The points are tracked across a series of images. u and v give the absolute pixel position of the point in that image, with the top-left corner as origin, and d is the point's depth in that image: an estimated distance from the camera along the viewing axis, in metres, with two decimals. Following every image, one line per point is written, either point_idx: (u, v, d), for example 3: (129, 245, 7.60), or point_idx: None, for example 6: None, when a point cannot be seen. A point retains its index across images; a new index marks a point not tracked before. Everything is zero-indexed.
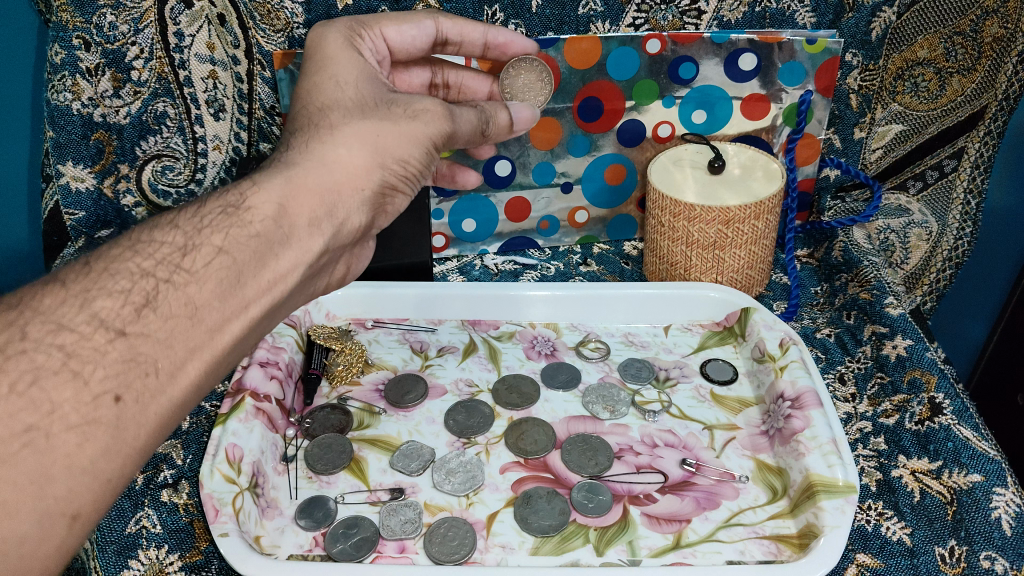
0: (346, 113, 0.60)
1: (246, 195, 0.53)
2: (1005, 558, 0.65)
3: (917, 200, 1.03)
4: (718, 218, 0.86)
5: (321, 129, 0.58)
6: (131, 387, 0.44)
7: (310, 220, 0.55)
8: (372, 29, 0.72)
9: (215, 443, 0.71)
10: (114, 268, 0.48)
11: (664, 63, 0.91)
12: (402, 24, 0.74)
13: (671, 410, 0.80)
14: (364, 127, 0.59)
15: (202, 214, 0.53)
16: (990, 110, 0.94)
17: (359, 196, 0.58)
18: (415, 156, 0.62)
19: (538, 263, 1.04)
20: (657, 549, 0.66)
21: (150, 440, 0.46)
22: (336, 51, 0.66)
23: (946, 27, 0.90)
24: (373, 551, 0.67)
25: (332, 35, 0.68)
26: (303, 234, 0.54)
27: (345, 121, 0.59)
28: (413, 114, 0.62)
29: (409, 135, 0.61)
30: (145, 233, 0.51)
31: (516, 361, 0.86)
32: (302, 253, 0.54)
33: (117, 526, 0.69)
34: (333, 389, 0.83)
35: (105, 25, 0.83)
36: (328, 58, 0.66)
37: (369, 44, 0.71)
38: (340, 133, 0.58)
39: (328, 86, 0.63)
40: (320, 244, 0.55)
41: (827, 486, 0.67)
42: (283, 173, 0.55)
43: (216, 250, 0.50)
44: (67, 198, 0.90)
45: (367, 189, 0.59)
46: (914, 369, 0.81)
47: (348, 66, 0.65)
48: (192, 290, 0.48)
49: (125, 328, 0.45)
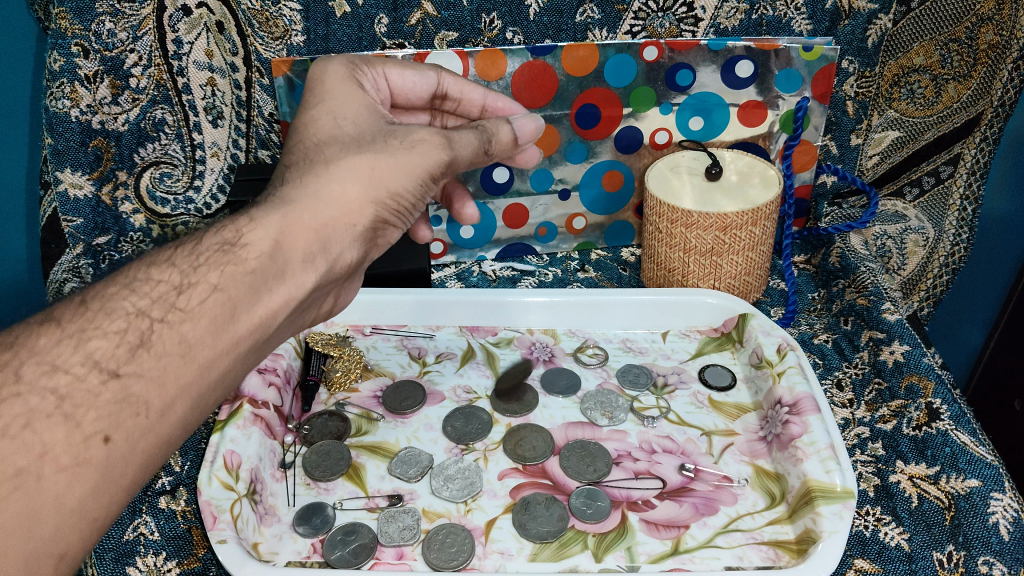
0: (342, 147, 0.60)
1: (242, 230, 0.53)
2: (1004, 563, 0.65)
3: (913, 206, 1.04)
4: (715, 224, 0.86)
5: (317, 164, 0.59)
6: (122, 425, 0.44)
7: (304, 255, 0.55)
8: (375, 67, 0.71)
9: (214, 449, 0.71)
10: (112, 306, 0.48)
11: (661, 70, 0.92)
12: (406, 69, 0.73)
13: (669, 416, 0.80)
14: (359, 160, 0.59)
15: (199, 250, 0.53)
16: (986, 116, 0.95)
17: (351, 231, 0.58)
18: (409, 188, 0.62)
19: (536, 269, 1.04)
20: (655, 556, 0.66)
21: (138, 475, 0.46)
22: (340, 89, 0.66)
23: (941, 35, 0.91)
24: (371, 557, 0.67)
25: (334, 66, 0.69)
26: (298, 269, 0.54)
27: (341, 155, 0.60)
28: (410, 144, 0.62)
29: (404, 165, 0.61)
30: (143, 270, 0.51)
31: (514, 368, 0.86)
32: (296, 289, 0.54)
33: (114, 533, 0.69)
34: (332, 395, 0.83)
35: (104, 32, 0.83)
36: (328, 91, 0.67)
37: (371, 80, 0.71)
38: (336, 167, 0.59)
39: (325, 120, 0.64)
40: (313, 280, 0.55)
41: (825, 491, 0.67)
42: (280, 209, 0.55)
43: (211, 287, 0.50)
44: (66, 205, 0.90)
45: (368, 227, 0.60)
46: (911, 375, 0.81)
47: (357, 107, 0.65)
48: (187, 327, 0.48)
49: (119, 369, 0.45)
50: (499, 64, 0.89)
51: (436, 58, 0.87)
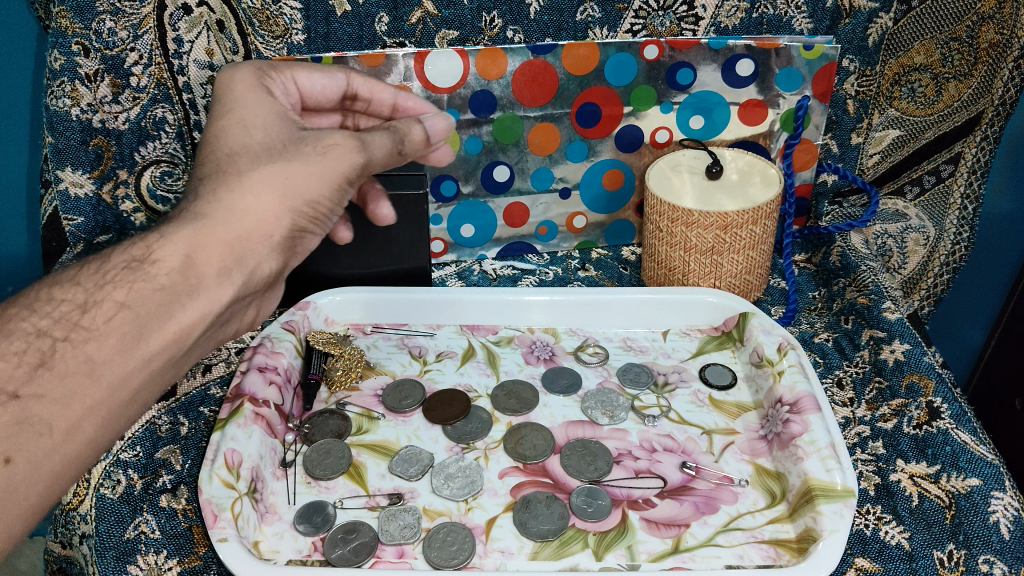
0: (254, 158, 0.57)
1: (152, 247, 0.53)
2: (1004, 562, 0.66)
3: (913, 205, 1.04)
4: (716, 223, 0.86)
5: (229, 175, 0.56)
6: (23, 447, 0.46)
7: (220, 270, 0.54)
8: (283, 72, 0.68)
9: (215, 448, 0.71)
10: (10, 328, 0.49)
11: (662, 69, 0.92)
12: (314, 72, 0.70)
13: (670, 415, 0.80)
14: (273, 170, 0.56)
15: (106, 269, 0.53)
16: (988, 115, 0.94)
17: (269, 242, 0.56)
18: (328, 195, 0.58)
19: (537, 267, 1.04)
20: (656, 554, 0.66)
21: (43, 496, 0.49)
22: (244, 92, 0.62)
23: (942, 33, 0.91)
24: (373, 556, 0.67)
25: (240, 74, 0.64)
26: (213, 284, 0.54)
27: (253, 167, 0.56)
28: (323, 150, 0.58)
29: (320, 173, 0.57)
30: (45, 290, 0.52)
31: (515, 367, 0.86)
32: (210, 304, 0.54)
33: (115, 531, 0.69)
34: (333, 394, 0.83)
35: (104, 31, 0.83)
36: (233, 100, 0.62)
37: (280, 86, 0.67)
38: (247, 179, 0.55)
39: (233, 130, 0.59)
40: (230, 294, 0.55)
41: (825, 490, 0.67)
42: (192, 224, 0.54)
43: (118, 305, 0.51)
44: (66, 203, 0.89)
45: (286, 237, 0.58)
46: (911, 374, 0.81)
47: (268, 114, 0.61)
48: (91, 347, 0.49)
49: (18, 391, 0.47)
50: (499, 63, 0.89)
51: (437, 57, 0.88)
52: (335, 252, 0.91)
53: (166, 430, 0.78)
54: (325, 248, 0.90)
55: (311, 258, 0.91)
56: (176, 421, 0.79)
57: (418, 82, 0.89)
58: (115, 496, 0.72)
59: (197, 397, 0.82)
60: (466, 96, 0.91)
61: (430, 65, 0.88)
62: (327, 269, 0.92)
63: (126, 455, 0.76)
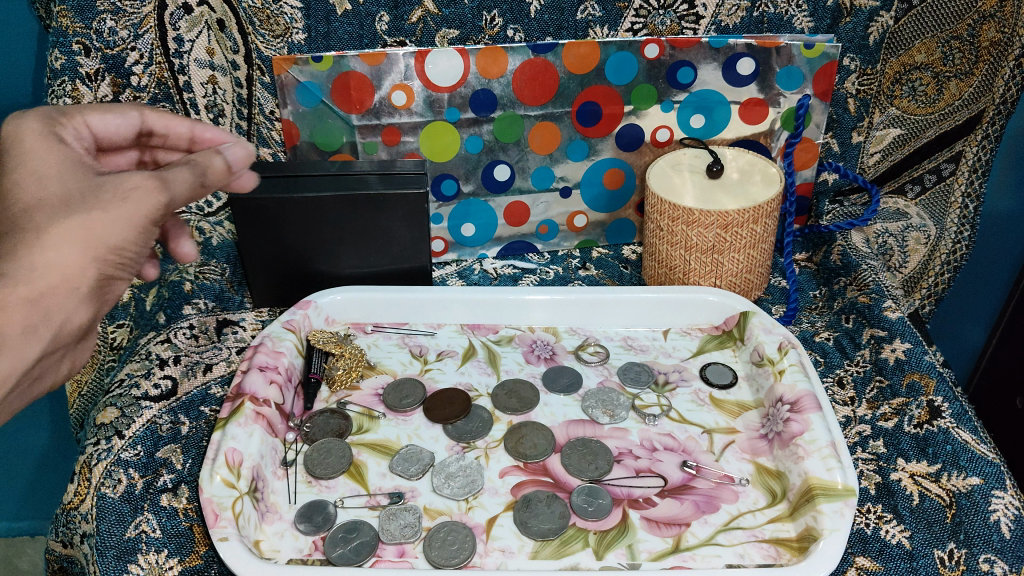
0: (49, 212, 0.50)
1: None
2: (1005, 561, 0.66)
3: (915, 203, 1.03)
4: (717, 222, 0.86)
5: (18, 233, 0.49)
6: None
7: (23, 330, 0.49)
8: (73, 118, 0.61)
9: (215, 447, 0.71)
10: None
11: (663, 68, 0.92)
12: (106, 114, 0.63)
13: (671, 414, 0.80)
14: (74, 224, 0.50)
15: None
16: (988, 114, 0.95)
17: (76, 295, 0.51)
18: (135, 241, 0.53)
19: (538, 267, 1.03)
20: (656, 553, 0.67)
21: None
22: (34, 143, 0.55)
23: (943, 32, 0.91)
24: (373, 555, 0.67)
25: (25, 123, 0.56)
26: (15, 344, 0.49)
27: (50, 222, 0.49)
28: (123, 195, 0.52)
29: (125, 221, 0.52)
30: None
31: (516, 366, 0.86)
32: (12, 366, 0.49)
33: (116, 530, 0.69)
34: (334, 393, 0.83)
35: (105, 30, 0.83)
36: (16, 150, 0.54)
37: (72, 133, 0.60)
38: (43, 235, 0.49)
39: (21, 180, 0.51)
40: (36, 351, 0.51)
41: (826, 489, 0.67)
42: None
43: None
44: None
45: (97, 287, 0.53)
46: (912, 372, 0.81)
47: (58, 162, 0.54)
48: None
49: None
50: (500, 62, 0.89)
51: (437, 56, 0.88)
52: (335, 252, 0.91)
53: (167, 429, 0.78)
54: (325, 248, 0.90)
55: (311, 258, 0.91)
56: (176, 420, 0.79)
57: (419, 82, 0.89)
58: (116, 496, 0.72)
59: (197, 397, 0.81)
60: (466, 95, 0.91)
61: (430, 64, 0.88)
62: (328, 268, 0.92)
63: (126, 454, 0.75)
